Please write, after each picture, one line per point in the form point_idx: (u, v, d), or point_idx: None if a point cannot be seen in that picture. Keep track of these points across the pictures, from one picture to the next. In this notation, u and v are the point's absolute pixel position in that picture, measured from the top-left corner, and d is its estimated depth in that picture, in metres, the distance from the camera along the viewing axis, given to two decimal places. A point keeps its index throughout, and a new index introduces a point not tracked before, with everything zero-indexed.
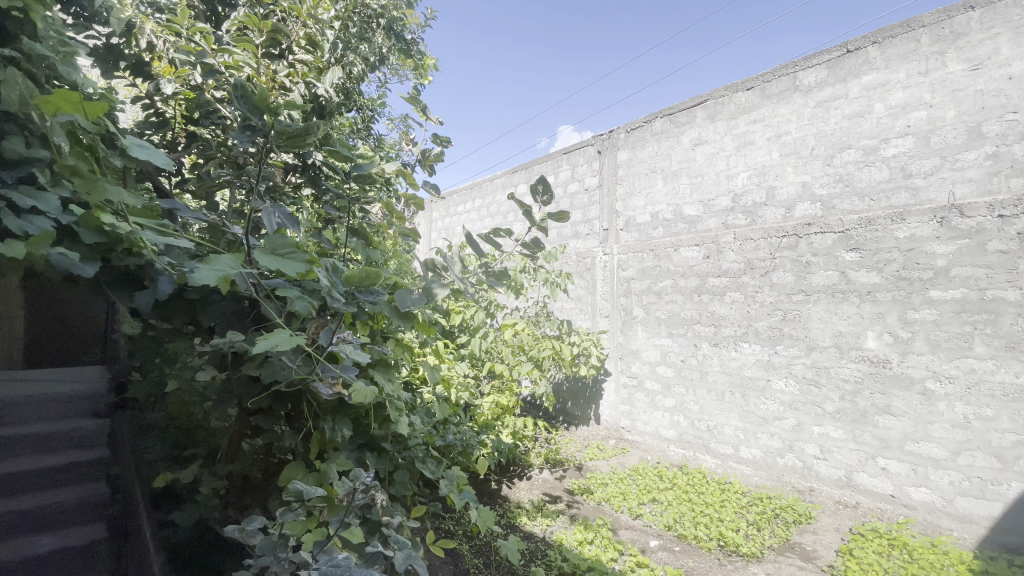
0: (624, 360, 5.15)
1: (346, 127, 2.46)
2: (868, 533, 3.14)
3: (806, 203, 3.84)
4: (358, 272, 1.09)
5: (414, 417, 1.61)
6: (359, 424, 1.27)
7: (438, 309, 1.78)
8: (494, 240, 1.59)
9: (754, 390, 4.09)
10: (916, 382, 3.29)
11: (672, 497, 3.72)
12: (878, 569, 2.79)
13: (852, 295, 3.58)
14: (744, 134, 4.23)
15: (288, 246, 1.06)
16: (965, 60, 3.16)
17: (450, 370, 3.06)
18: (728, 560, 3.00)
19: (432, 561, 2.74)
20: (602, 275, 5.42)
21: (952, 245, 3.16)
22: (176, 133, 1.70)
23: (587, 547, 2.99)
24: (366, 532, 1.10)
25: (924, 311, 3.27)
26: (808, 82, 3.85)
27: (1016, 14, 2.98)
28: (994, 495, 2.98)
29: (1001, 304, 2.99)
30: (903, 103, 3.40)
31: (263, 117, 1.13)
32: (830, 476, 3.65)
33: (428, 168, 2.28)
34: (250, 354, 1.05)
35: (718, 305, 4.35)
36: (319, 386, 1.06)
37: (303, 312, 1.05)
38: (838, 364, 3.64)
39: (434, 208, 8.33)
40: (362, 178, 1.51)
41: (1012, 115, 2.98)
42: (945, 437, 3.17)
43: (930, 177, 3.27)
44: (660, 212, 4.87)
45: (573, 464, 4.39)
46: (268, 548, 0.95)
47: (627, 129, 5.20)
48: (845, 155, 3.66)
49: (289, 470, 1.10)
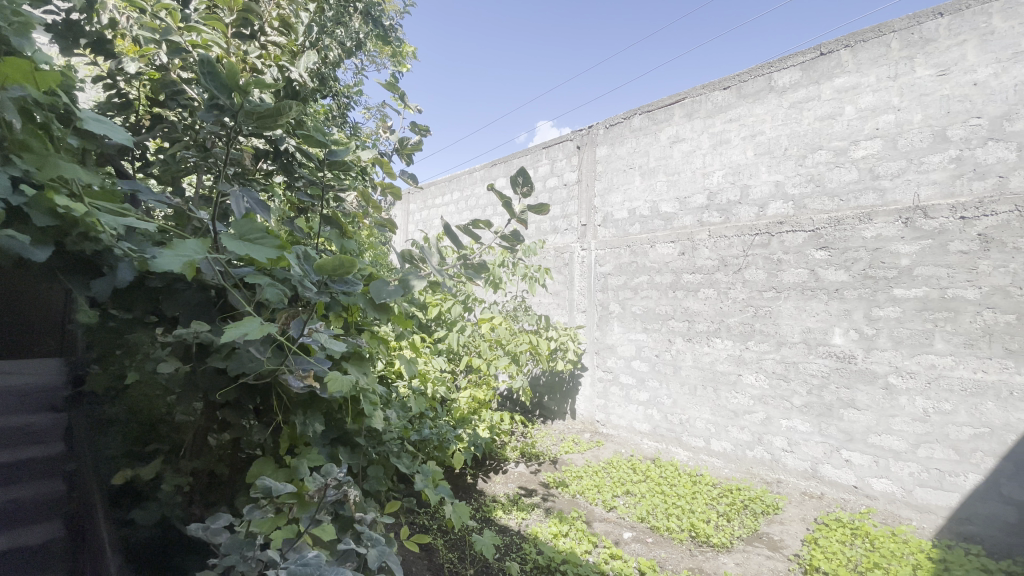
0: (600, 355, 5.19)
1: (321, 114, 2.39)
2: (832, 522, 3.24)
3: (779, 201, 3.93)
4: (331, 260, 1.06)
5: (391, 411, 1.58)
6: (332, 419, 1.24)
7: (414, 302, 1.75)
8: (474, 232, 1.56)
9: (726, 384, 4.18)
10: (879, 377, 3.42)
11: (645, 489, 3.78)
12: (841, 557, 2.88)
13: (821, 293, 3.69)
14: (720, 133, 4.29)
15: (257, 232, 1.03)
16: (933, 66, 3.26)
17: (426, 364, 3.04)
18: (699, 550, 3.05)
19: (407, 556, 2.71)
20: (580, 271, 5.44)
21: (916, 244, 3.27)
22: (140, 116, 1.58)
23: (562, 540, 3.02)
24: (338, 530, 1.08)
25: (888, 309, 3.39)
26: (783, 83, 3.92)
27: (981, 22, 3.09)
28: (950, 485, 3.12)
29: (960, 303, 3.12)
30: (872, 106, 3.50)
31: (232, 96, 1.09)
32: (797, 468, 3.76)
33: (406, 157, 2.25)
34: (218, 345, 1.01)
35: (692, 300, 4.43)
36: (290, 378, 1.03)
37: (274, 300, 1.02)
38: (806, 359, 3.75)
39: (413, 199, 8.24)
40: (337, 166, 1.47)
41: (976, 120, 3.10)
42: (906, 430, 3.30)
43: (896, 179, 3.38)
44: (638, 208, 4.91)
45: (548, 457, 4.42)
46: (234, 546, 0.92)
47: (606, 125, 5.21)
48: (817, 156, 3.75)
49: (259, 465, 1.08)
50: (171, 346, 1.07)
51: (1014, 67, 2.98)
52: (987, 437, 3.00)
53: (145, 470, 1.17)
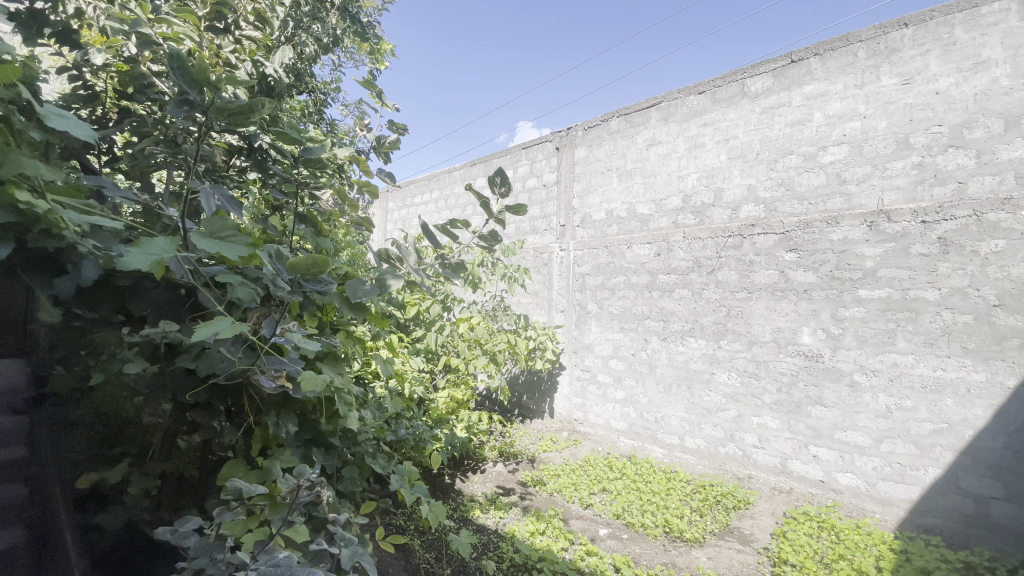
0: (578, 354, 5.23)
1: (296, 110, 2.36)
2: (799, 516, 3.35)
3: (751, 204, 4.02)
4: (304, 260, 1.05)
5: (366, 411, 1.58)
6: (305, 419, 1.24)
7: (391, 302, 1.75)
8: (452, 232, 1.56)
9: (700, 382, 4.27)
10: (845, 375, 3.54)
11: (621, 486, 3.83)
12: (808, 549, 2.97)
13: (790, 294, 3.79)
14: (695, 137, 4.37)
15: (229, 229, 1.01)
16: (897, 75, 3.39)
17: (403, 363, 3.03)
18: (673, 545, 3.12)
19: (383, 556, 2.69)
20: (559, 271, 5.47)
21: (880, 247, 3.40)
22: (106, 109, 1.51)
23: (539, 538, 3.04)
24: (311, 531, 1.07)
25: (853, 309, 3.51)
26: (755, 89, 4.02)
27: (944, 33, 3.22)
28: (912, 479, 3.25)
29: (922, 303, 3.25)
30: (840, 113, 3.62)
31: (202, 92, 1.08)
32: (767, 463, 3.86)
33: (383, 155, 2.24)
34: (187, 345, 1.00)
35: (667, 300, 4.51)
36: (262, 379, 1.01)
37: (246, 299, 1.01)
38: (776, 358, 3.85)
39: (391, 197, 8.16)
40: (312, 164, 1.46)
41: (937, 128, 3.23)
42: (870, 426, 3.42)
43: (861, 184, 3.50)
44: (615, 210, 4.96)
45: (526, 456, 4.44)
46: (204, 549, 0.90)
47: (584, 127, 5.26)
48: (787, 161, 3.85)
49: (230, 467, 1.06)
50: (136, 347, 1.07)
51: (973, 78, 3.12)
52: (946, 432, 3.14)
53: (111, 472, 1.10)
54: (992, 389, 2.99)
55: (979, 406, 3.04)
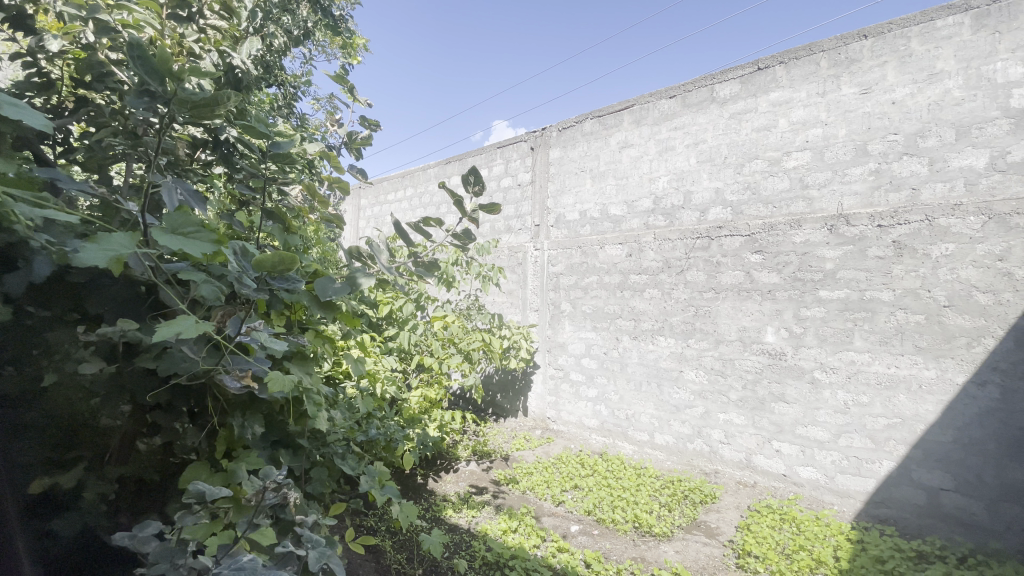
0: (552, 352, 5.27)
1: (264, 103, 2.33)
2: (763, 509, 3.46)
3: (718, 207, 4.13)
4: (271, 257, 1.03)
5: (336, 411, 1.56)
6: (273, 420, 1.22)
7: (363, 300, 1.74)
8: (424, 230, 1.56)
9: (669, 380, 4.37)
10: (806, 372, 3.67)
11: (593, 483, 3.89)
12: (770, 541, 3.08)
13: (755, 294, 3.91)
14: (666, 140, 4.46)
15: (192, 225, 0.99)
16: (857, 85, 3.53)
17: (375, 363, 3.00)
18: (642, 540, 3.18)
19: (353, 557, 2.66)
20: (533, 270, 5.49)
21: (839, 250, 3.54)
22: (63, 97, 1.44)
23: (511, 536, 3.06)
24: (278, 533, 1.06)
25: (814, 309, 3.65)
26: (724, 95, 4.13)
27: (900, 45, 3.37)
28: (868, 472, 3.39)
29: (877, 304, 3.40)
30: (803, 120, 3.75)
31: (164, 82, 1.06)
32: (733, 458, 3.98)
33: (355, 151, 2.21)
34: (147, 344, 0.97)
35: (638, 300, 4.59)
36: (226, 378, 1.00)
37: (210, 297, 0.98)
38: (741, 356, 3.97)
39: (363, 194, 8.02)
40: (281, 159, 1.43)
41: (893, 136, 3.39)
42: (829, 421, 3.56)
43: (823, 189, 3.64)
44: (588, 210, 5.02)
45: (500, 455, 4.46)
46: (164, 554, 0.88)
47: (559, 128, 5.30)
48: (753, 165, 3.97)
49: (192, 471, 1.04)
50: (93, 345, 1.01)
51: (928, 89, 3.28)
52: (899, 427, 3.29)
53: (65, 477, 1.05)
54: (942, 385, 3.16)
55: (930, 402, 3.20)
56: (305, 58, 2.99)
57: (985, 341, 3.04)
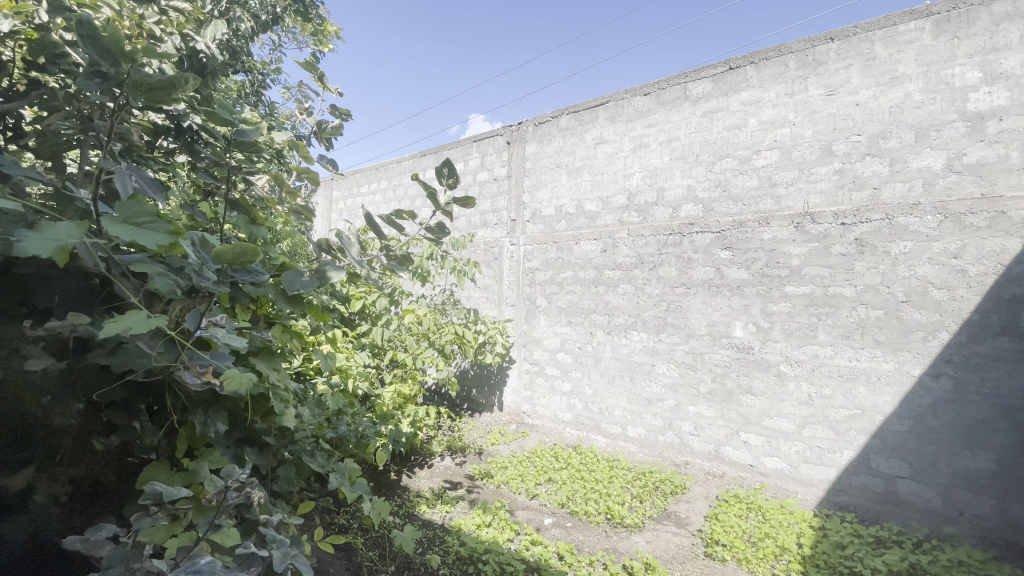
0: (527, 347, 5.28)
1: (230, 90, 2.27)
2: (730, 498, 3.55)
3: (690, 204, 4.20)
4: (232, 248, 1.00)
5: (304, 408, 1.53)
6: (237, 418, 1.19)
7: (334, 294, 1.71)
8: (397, 223, 1.54)
9: (641, 373, 4.44)
10: (772, 365, 3.78)
11: (566, 476, 3.93)
12: (737, 529, 3.17)
13: (725, 289, 4.00)
14: (640, 137, 4.51)
15: (146, 215, 0.95)
16: (823, 86, 3.63)
17: (348, 359, 2.96)
18: (614, 531, 3.23)
19: (324, 555, 2.63)
20: (509, 265, 5.48)
21: (805, 247, 3.65)
22: (15, 80, 1.34)
23: (485, 530, 3.07)
24: (241, 534, 1.04)
25: (781, 304, 3.75)
26: (696, 93, 4.19)
27: (865, 49, 3.48)
28: (829, 461, 3.52)
29: (839, 299, 3.52)
30: (772, 119, 3.84)
31: (117, 64, 1.02)
32: (702, 450, 4.08)
33: (324, 141, 2.17)
34: (99, 339, 0.93)
35: (612, 295, 4.64)
36: (184, 374, 0.97)
37: (166, 291, 0.95)
38: (710, 349, 4.06)
39: (336, 185, 7.84)
40: (245, 147, 1.39)
41: (856, 137, 3.50)
42: (794, 413, 3.68)
43: (790, 187, 3.74)
44: (564, 206, 5.04)
45: (474, 450, 4.46)
46: (118, 557, 0.85)
47: (535, 123, 5.29)
48: (724, 163, 4.05)
49: (151, 471, 1.01)
50: (43, 341, 0.95)
51: (890, 92, 3.40)
52: (859, 417, 3.42)
53: (13, 480, 0.99)
54: (899, 377, 3.29)
55: (888, 393, 3.33)
56: (274, 44, 2.90)
57: (939, 335, 3.18)
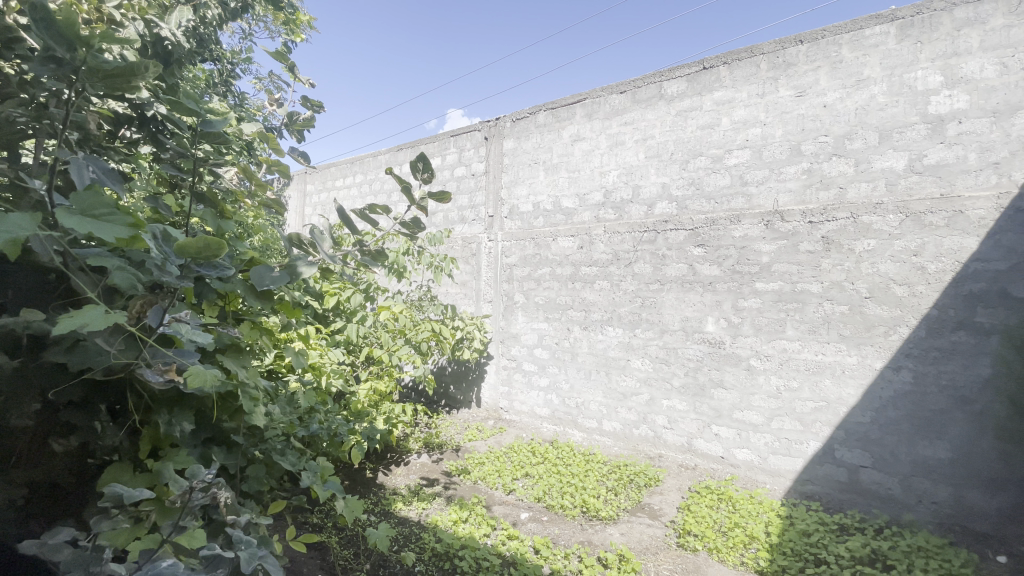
0: (504, 343, 5.29)
1: (197, 80, 2.21)
2: (702, 490, 3.64)
3: (665, 202, 4.27)
4: (195, 242, 0.97)
5: (274, 406, 1.50)
6: (204, 417, 1.17)
7: (307, 290, 1.68)
8: (371, 218, 1.51)
9: (616, 368, 4.50)
10: (743, 360, 3.88)
11: (543, 470, 3.96)
12: (708, 519, 3.25)
13: (697, 285, 4.08)
14: (616, 134, 4.55)
15: (104, 207, 0.91)
16: (792, 88, 3.73)
17: (321, 356, 2.92)
18: (589, 524, 3.28)
19: (297, 555, 2.60)
20: (486, 261, 5.47)
21: (774, 244, 3.74)
22: None
23: (461, 526, 3.07)
24: (207, 535, 1.02)
25: (751, 300, 3.85)
26: (671, 92, 4.25)
27: (832, 52, 3.58)
28: (796, 452, 3.63)
29: (807, 295, 3.63)
30: (744, 119, 3.92)
31: (72, 50, 0.98)
32: (675, 442, 4.16)
33: (296, 134, 2.13)
34: (55, 337, 0.89)
35: (589, 291, 4.68)
36: (146, 373, 0.94)
37: (125, 286, 0.92)
38: (684, 344, 4.14)
39: (309, 179, 7.69)
40: (212, 138, 1.35)
41: (823, 138, 3.60)
42: (763, 405, 3.79)
43: (760, 185, 3.83)
44: (541, 202, 5.05)
45: (451, 446, 4.45)
46: (78, 561, 0.82)
47: (512, 118, 5.29)
48: (697, 162, 4.12)
49: (113, 472, 0.98)
50: None
51: (856, 94, 3.50)
52: (825, 409, 3.54)
53: None
54: (863, 370, 3.42)
55: (851, 385, 3.45)
56: (244, 33, 2.83)
57: (900, 329, 3.31)
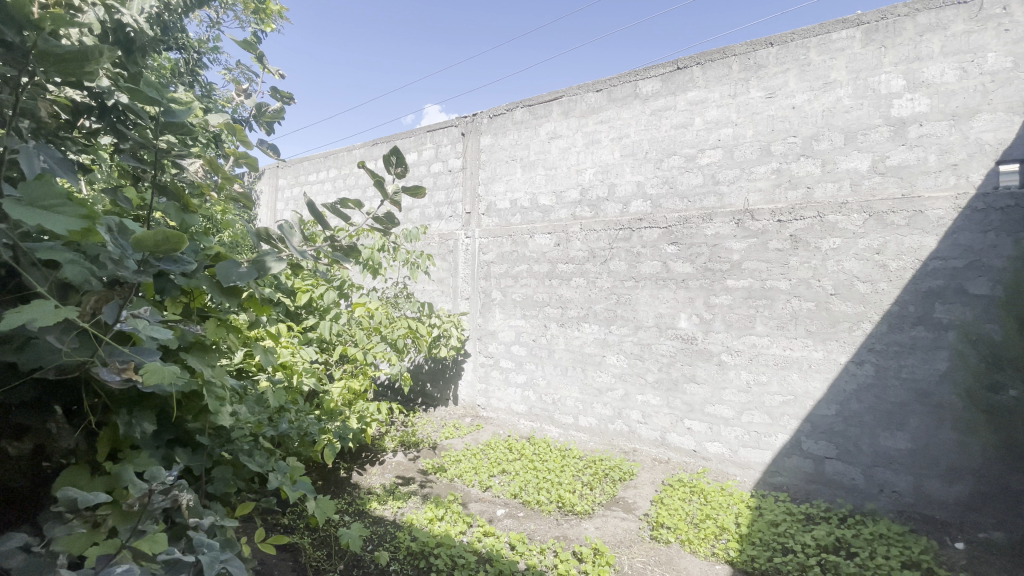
0: (482, 341, 5.28)
1: (161, 68, 2.13)
2: (675, 483, 3.71)
3: (639, 200, 4.32)
4: (154, 235, 0.94)
5: (241, 406, 1.46)
6: (166, 417, 1.14)
7: (278, 287, 1.65)
8: (342, 212, 1.49)
9: (592, 364, 4.55)
10: (714, 355, 3.96)
11: (520, 466, 3.98)
12: (681, 512, 3.32)
13: (671, 282, 4.15)
14: (593, 133, 4.59)
15: (54, 198, 0.87)
16: (763, 89, 3.81)
17: (293, 354, 2.86)
18: (565, 519, 3.31)
19: (268, 557, 2.56)
20: (464, 258, 5.44)
21: (745, 242, 3.83)
22: None
23: (437, 524, 3.06)
24: (170, 539, 1.00)
25: (722, 297, 3.93)
26: (646, 91, 4.30)
27: (801, 55, 3.67)
28: (765, 445, 3.74)
29: (776, 292, 3.72)
30: (716, 120, 3.99)
31: (21, 33, 0.94)
32: (649, 437, 4.23)
33: (265, 126, 2.08)
34: (3, 335, 0.86)
35: (566, 289, 4.71)
36: (103, 372, 0.91)
37: (79, 280, 0.88)
38: (658, 340, 4.21)
39: (281, 173, 7.51)
40: (175, 129, 1.31)
41: (792, 138, 3.70)
42: (733, 400, 3.88)
43: (732, 185, 3.91)
44: (519, 199, 5.05)
45: (428, 444, 4.43)
46: (32, 568, 0.81)
47: (490, 114, 5.27)
48: (671, 160, 4.18)
49: (69, 475, 0.95)
50: None
51: (823, 96, 3.61)
52: (792, 403, 3.65)
53: None
54: (828, 364, 3.53)
55: (817, 379, 3.57)
56: (211, 21, 2.74)
57: (863, 325, 3.43)
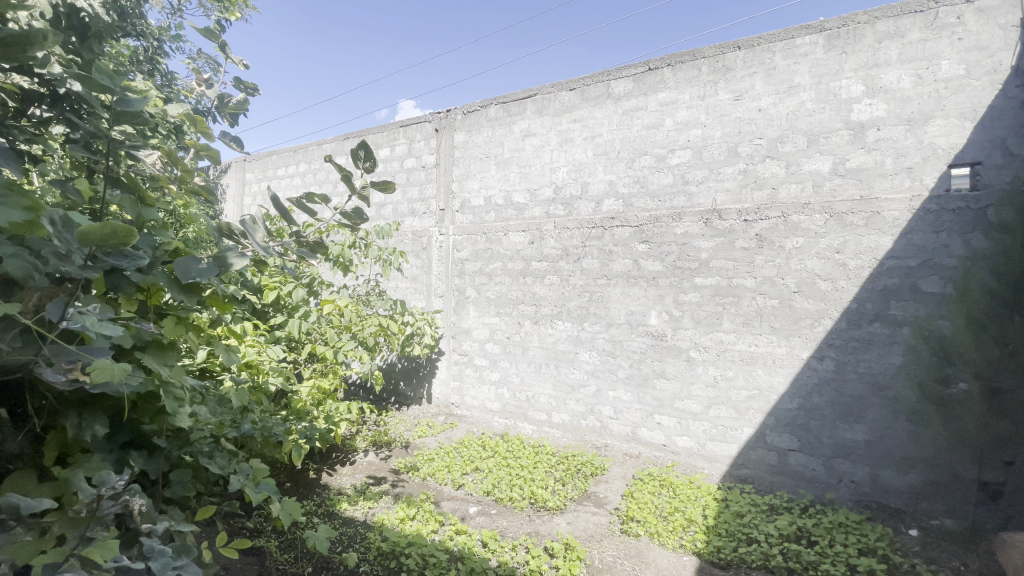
0: (455, 338, 5.25)
1: (116, 55, 2.04)
2: (645, 477, 3.77)
3: (611, 199, 4.37)
4: (100, 230, 0.90)
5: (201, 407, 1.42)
6: (119, 419, 1.09)
7: (243, 284, 1.60)
8: (308, 207, 1.45)
9: (565, 361, 4.58)
10: (683, 351, 4.04)
11: (492, 464, 3.98)
12: (650, 505, 3.38)
13: (641, 280, 4.22)
14: (566, 131, 4.61)
15: None
16: (730, 91, 3.90)
17: (258, 354, 2.79)
18: (537, 515, 3.34)
19: (232, 562, 2.50)
20: (437, 255, 5.41)
21: (713, 241, 3.92)
22: None
23: (409, 523, 3.03)
24: (122, 546, 0.96)
25: (691, 295, 4.02)
26: (618, 91, 4.35)
27: (767, 58, 3.77)
28: (732, 438, 3.84)
29: (742, 290, 3.83)
30: (686, 120, 4.06)
31: None
32: (620, 432, 4.29)
33: (229, 118, 2.01)
34: None
35: (539, 286, 4.73)
36: (47, 372, 0.87)
37: (19, 275, 0.84)
38: (629, 337, 4.27)
39: (249, 167, 7.31)
40: (131, 119, 1.25)
41: (758, 140, 3.80)
42: (701, 395, 3.97)
43: (700, 185, 3.99)
44: (492, 196, 5.04)
45: (400, 443, 4.39)
46: None
47: (463, 111, 5.24)
48: (642, 160, 4.24)
49: (11, 481, 0.90)
50: None
51: (787, 100, 3.71)
52: (757, 397, 3.76)
53: None
54: (791, 360, 3.65)
55: (781, 374, 3.68)
56: (172, 7, 2.64)
57: (823, 322, 3.55)
